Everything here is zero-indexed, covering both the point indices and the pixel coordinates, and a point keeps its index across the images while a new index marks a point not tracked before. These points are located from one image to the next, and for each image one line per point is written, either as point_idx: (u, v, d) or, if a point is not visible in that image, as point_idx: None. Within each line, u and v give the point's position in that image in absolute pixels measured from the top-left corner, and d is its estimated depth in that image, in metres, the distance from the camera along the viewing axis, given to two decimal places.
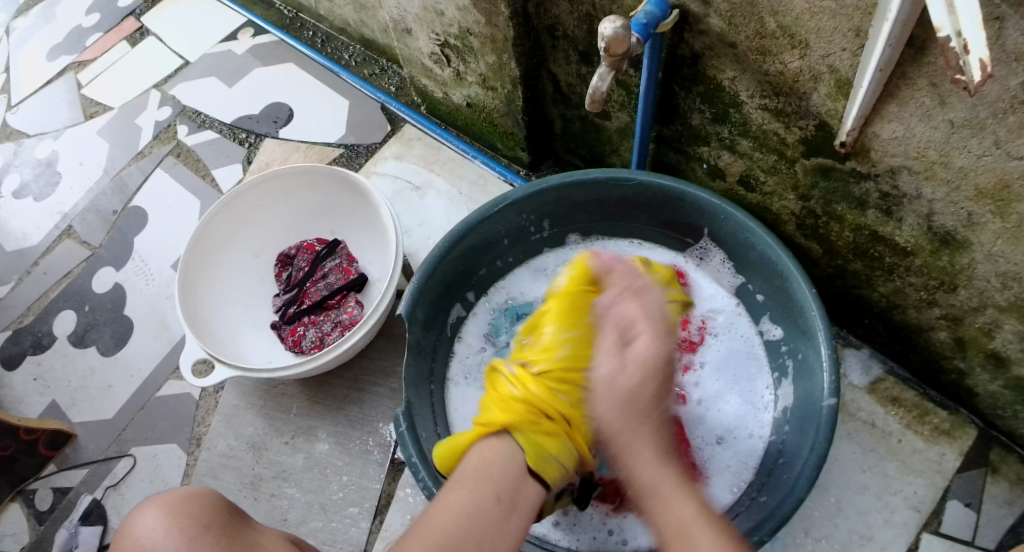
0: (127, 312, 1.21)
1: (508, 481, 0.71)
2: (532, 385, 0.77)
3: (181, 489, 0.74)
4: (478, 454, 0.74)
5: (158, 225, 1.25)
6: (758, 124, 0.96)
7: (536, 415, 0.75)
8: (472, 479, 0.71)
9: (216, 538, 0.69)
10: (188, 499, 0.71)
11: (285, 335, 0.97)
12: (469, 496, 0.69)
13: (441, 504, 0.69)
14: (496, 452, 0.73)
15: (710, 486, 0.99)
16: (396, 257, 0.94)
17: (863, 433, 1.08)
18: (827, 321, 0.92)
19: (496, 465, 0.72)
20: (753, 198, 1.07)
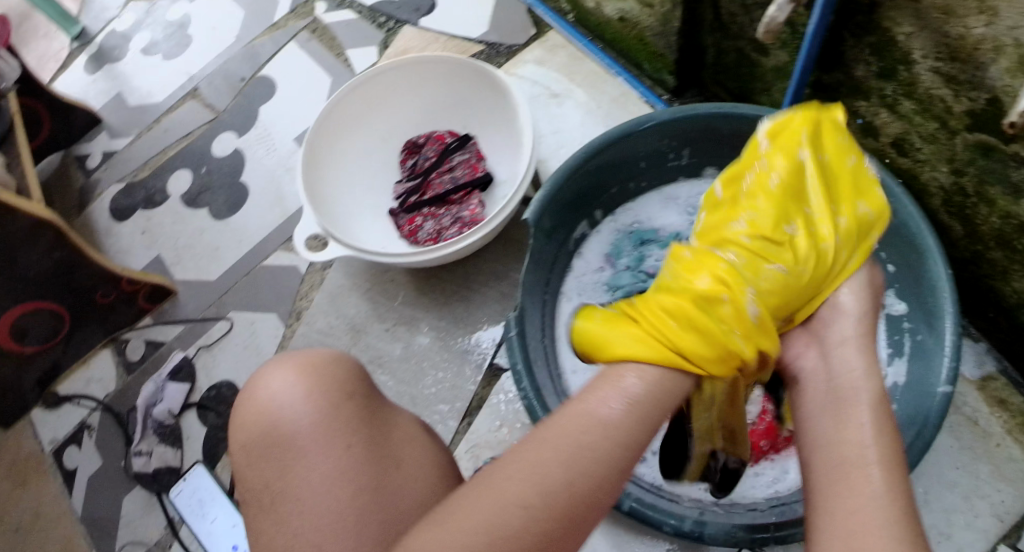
0: (243, 179, 1.23)
1: (650, 434, 0.62)
2: (752, 330, 0.70)
3: (318, 352, 0.74)
4: (642, 377, 0.66)
5: (284, 99, 1.26)
6: (926, 87, 0.89)
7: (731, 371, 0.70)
8: (633, 412, 0.62)
9: (357, 407, 0.69)
10: (329, 363, 0.72)
11: (402, 224, 0.96)
12: (612, 428, 0.61)
13: (584, 409, 0.62)
14: (677, 383, 0.67)
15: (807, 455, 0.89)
16: (528, 168, 0.90)
17: (964, 428, 1.03)
18: (957, 306, 0.89)
19: (658, 405, 0.64)
20: (904, 163, 1.01)
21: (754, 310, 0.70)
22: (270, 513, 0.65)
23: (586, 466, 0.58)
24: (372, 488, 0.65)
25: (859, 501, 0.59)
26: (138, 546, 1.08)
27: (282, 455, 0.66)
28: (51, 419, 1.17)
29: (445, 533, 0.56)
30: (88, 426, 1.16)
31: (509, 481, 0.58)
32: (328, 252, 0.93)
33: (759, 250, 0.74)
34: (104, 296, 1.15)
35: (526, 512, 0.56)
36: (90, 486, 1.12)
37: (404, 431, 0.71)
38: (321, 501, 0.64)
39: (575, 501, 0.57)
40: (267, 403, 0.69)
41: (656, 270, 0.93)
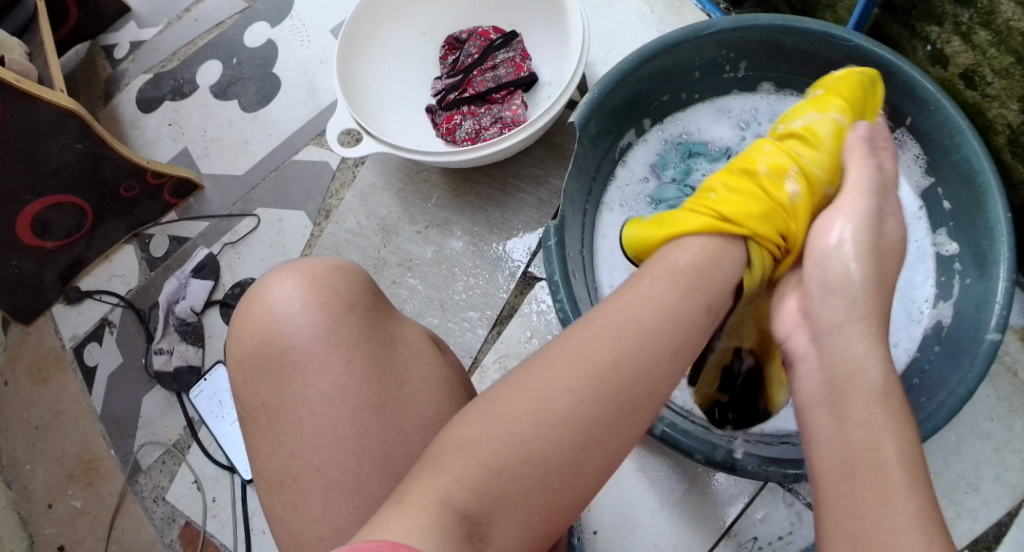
0: (276, 71, 1.19)
1: (702, 316, 0.60)
2: (790, 215, 0.70)
3: (317, 260, 0.68)
4: (694, 247, 0.65)
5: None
6: (1006, 18, 0.84)
7: (776, 236, 0.69)
8: (673, 306, 0.59)
9: (359, 320, 0.65)
10: (329, 270, 0.67)
11: (440, 122, 0.93)
12: (660, 304, 0.59)
13: (631, 295, 0.59)
14: (728, 250, 0.66)
15: None
16: (575, 73, 0.85)
17: (1002, 380, 0.96)
18: (1013, 250, 0.84)
19: (706, 275, 0.63)
20: (971, 97, 0.95)
21: (791, 190, 0.70)
22: (268, 433, 0.63)
23: (631, 350, 0.56)
24: (374, 407, 0.62)
25: (880, 515, 0.51)
26: (157, 446, 1.08)
27: (278, 372, 0.63)
28: (74, 315, 1.17)
29: (494, 419, 0.53)
30: (109, 322, 1.15)
31: (553, 370, 0.55)
32: (358, 151, 0.88)
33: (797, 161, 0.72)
34: (128, 190, 1.13)
35: (573, 397, 0.53)
36: (111, 382, 1.12)
37: (411, 342, 0.67)
38: (319, 421, 0.61)
39: (625, 386, 0.54)
40: (264, 317, 0.64)
41: (702, 185, 0.89)
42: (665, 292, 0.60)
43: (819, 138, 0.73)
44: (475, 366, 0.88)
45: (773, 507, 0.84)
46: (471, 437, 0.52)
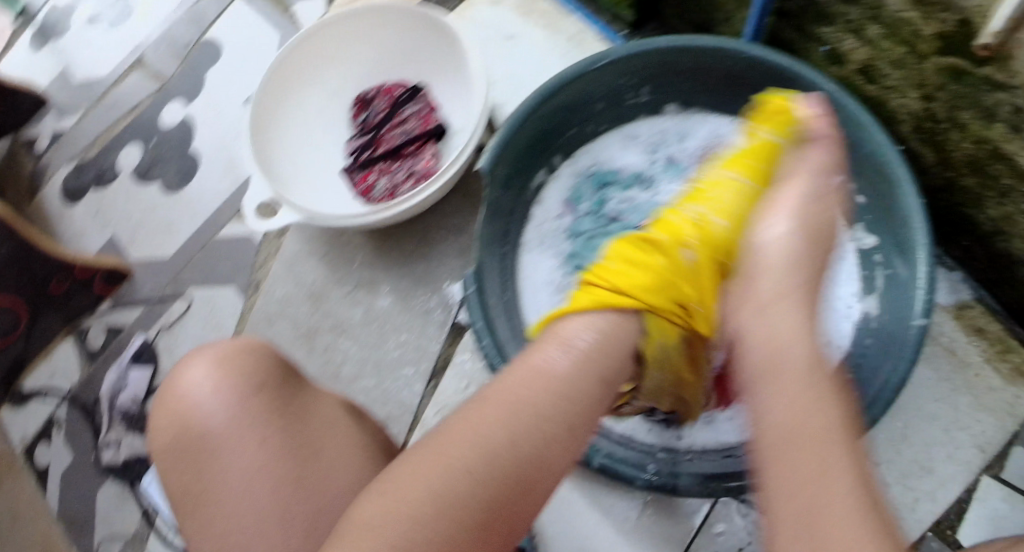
0: (193, 148, 1.18)
1: (600, 389, 0.61)
2: (688, 279, 0.67)
3: (228, 342, 0.68)
4: (589, 327, 0.63)
5: (235, 60, 1.22)
6: (893, 11, 0.86)
7: (674, 300, 0.66)
8: (568, 385, 0.59)
9: (270, 397, 0.64)
10: (237, 352, 0.66)
11: (356, 182, 0.94)
12: (557, 382, 0.59)
13: (530, 368, 0.61)
14: (625, 329, 0.64)
15: None
16: (483, 111, 0.88)
17: (941, 358, 1.07)
18: (930, 235, 0.87)
19: (603, 350, 0.62)
20: (872, 90, 0.99)
21: (689, 256, 0.67)
22: (196, 519, 0.62)
23: (527, 427, 0.57)
24: (294, 480, 0.61)
25: (808, 475, 0.54)
26: (117, 539, 1.05)
27: (197, 460, 0.63)
28: (17, 419, 1.13)
29: (391, 498, 0.55)
30: (57, 420, 1.11)
31: (447, 446, 0.57)
32: (275, 221, 0.89)
33: (709, 226, 0.69)
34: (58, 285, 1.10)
35: (467, 479, 0.55)
36: (65, 481, 1.08)
37: (326, 412, 0.66)
38: (239, 504, 0.60)
39: (519, 463, 0.56)
40: (178, 405, 0.65)
41: (617, 213, 0.90)
42: (562, 363, 0.61)
43: (733, 195, 0.71)
44: (417, 422, 0.88)
45: (730, 519, 0.84)
46: (377, 512, 0.55)
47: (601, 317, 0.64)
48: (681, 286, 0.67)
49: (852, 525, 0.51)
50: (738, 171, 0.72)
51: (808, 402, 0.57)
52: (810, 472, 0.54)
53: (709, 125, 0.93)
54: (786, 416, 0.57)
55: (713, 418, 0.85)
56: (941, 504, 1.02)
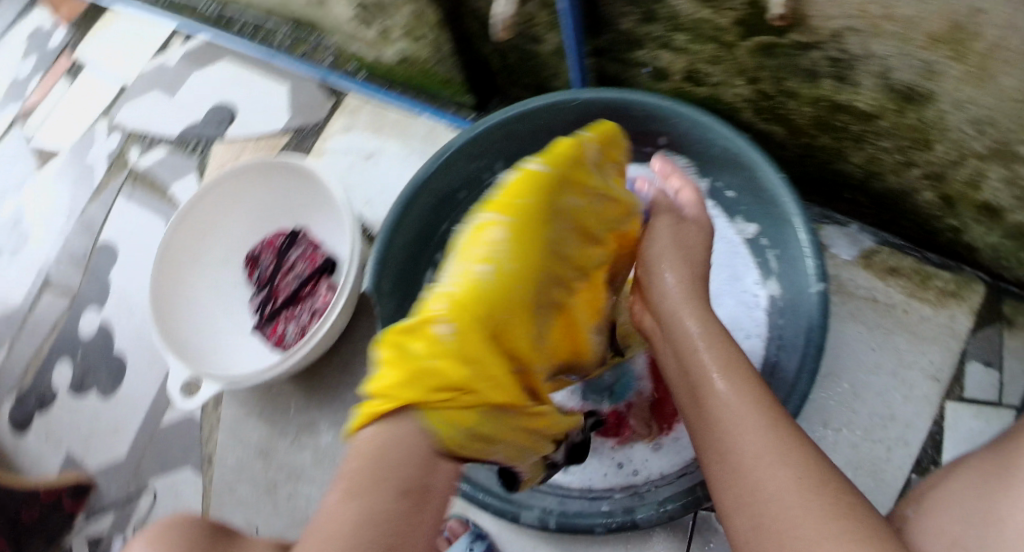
0: (117, 350, 1.23)
1: (395, 496, 0.65)
2: (450, 355, 0.69)
3: (159, 523, 0.80)
4: (373, 439, 0.67)
5: (134, 253, 1.26)
6: (688, 16, 0.91)
7: (445, 387, 0.69)
8: (357, 518, 0.64)
9: None
10: (164, 531, 0.78)
11: (269, 333, 1.12)
12: (344, 516, 0.64)
13: (322, 525, 0.65)
14: (396, 436, 0.67)
15: None
16: (353, 231, 1.02)
17: (867, 310, 1.11)
18: (799, 204, 0.93)
19: (384, 459, 0.66)
20: (703, 91, 1.04)
21: (444, 331, 0.70)
22: None
23: None
24: None
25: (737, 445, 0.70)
26: None
27: None
28: None
29: None
30: None
31: None
32: (201, 397, 1.01)
33: (470, 283, 0.72)
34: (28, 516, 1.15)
35: None
36: None
37: None
38: None
39: None
40: None
41: None
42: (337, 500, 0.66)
43: (489, 254, 0.73)
44: None
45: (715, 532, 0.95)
46: None
47: (399, 422, 0.68)
48: (447, 369, 0.69)
49: (792, 500, 0.64)
50: (492, 217, 0.74)
51: (741, 398, 0.73)
52: (739, 459, 0.69)
53: None
54: (732, 417, 0.72)
55: (660, 442, 1.01)
56: (915, 446, 1.06)
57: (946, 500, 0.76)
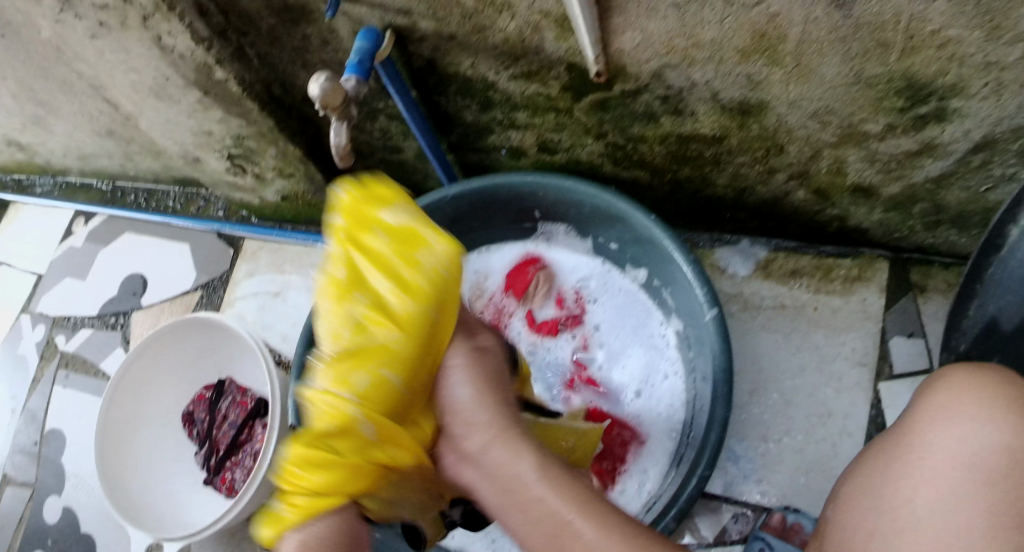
0: (85, 530, 1.20)
1: None
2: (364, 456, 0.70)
3: None
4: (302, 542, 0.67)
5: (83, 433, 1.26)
6: (520, 93, 0.97)
7: (369, 477, 0.71)
8: None
9: None
10: None
11: (218, 484, 1.16)
12: None
13: None
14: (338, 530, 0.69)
15: (649, 444, 1.02)
16: (268, 369, 1.06)
17: (778, 317, 1.13)
18: (675, 239, 0.95)
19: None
20: (561, 158, 1.09)
21: (367, 429, 0.69)
22: None
23: None
24: None
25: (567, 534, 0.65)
26: None
27: None
28: None
29: None
30: None
31: None
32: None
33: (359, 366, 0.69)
34: None
35: None
36: None
37: None
38: None
39: None
40: None
41: None
42: None
43: (388, 349, 0.69)
44: None
45: None
46: None
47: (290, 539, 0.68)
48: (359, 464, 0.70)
49: None
50: (348, 302, 0.70)
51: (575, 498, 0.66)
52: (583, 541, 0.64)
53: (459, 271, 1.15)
54: (562, 516, 0.65)
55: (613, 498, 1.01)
56: (859, 433, 1.06)
57: (856, 494, 0.75)
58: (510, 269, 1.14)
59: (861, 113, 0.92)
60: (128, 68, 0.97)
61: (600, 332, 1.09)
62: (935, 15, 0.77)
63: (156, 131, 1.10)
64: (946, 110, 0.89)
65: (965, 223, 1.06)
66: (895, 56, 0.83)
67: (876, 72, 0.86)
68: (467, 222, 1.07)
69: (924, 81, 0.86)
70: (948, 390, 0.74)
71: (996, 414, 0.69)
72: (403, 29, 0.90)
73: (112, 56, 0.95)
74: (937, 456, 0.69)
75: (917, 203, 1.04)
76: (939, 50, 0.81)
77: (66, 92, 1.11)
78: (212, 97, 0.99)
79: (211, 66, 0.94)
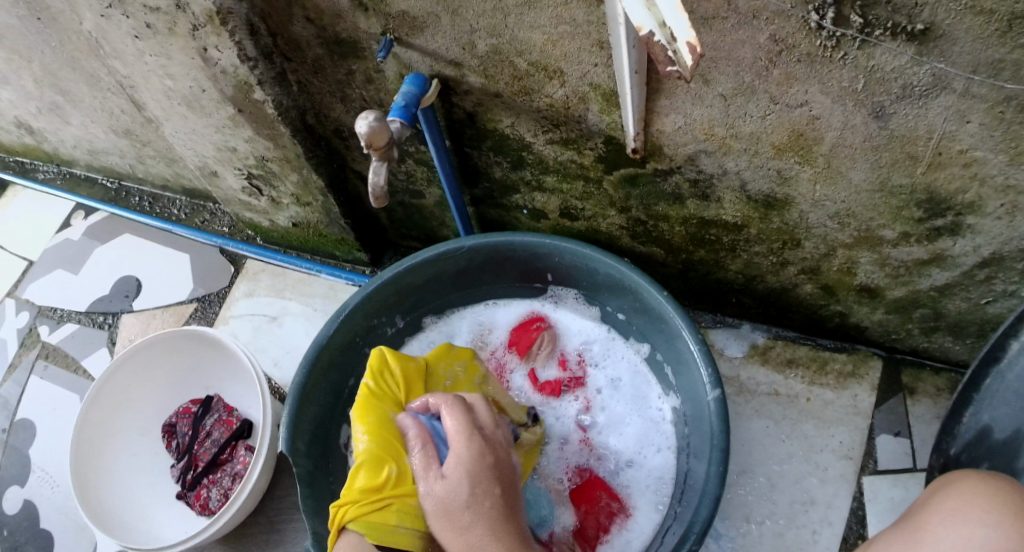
0: (45, 525, 1.16)
1: None
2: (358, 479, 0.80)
3: None
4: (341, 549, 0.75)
5: (54, 427, 1.21)
6: (554, 158, 0.97)
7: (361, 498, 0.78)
8: None
9: None
10: None
11: (192, 502, 1.11)
12: None
13: None
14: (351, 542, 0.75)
15: (635, 517, 1.02)
16: (262, 394, 1.04)
17: (771, 404, 1.15)
18: (685, 317, 0.96)
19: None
20: (581, 225, 1.10)
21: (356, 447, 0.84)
22: None
23: None
24: None
25: None
26: None
27: None
28: None
29: None
30: None
31: None
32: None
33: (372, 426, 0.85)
34: None
35: None
36: None
37: None
38: None
39: None
40: None
41: None
42: None
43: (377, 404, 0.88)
44: None
45: None
46: None
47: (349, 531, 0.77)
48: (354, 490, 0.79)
49: None
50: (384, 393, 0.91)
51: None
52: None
53: (467, 318, 1.15)
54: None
55: None
56: (839, 525, 1.08)
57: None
58: (515, 325, 1.14)
59: (880, 220, 0.94)
60: (164, 73, 0.93)
61: (599, 397, 1.10)
62: (965, 137, 0.79)
63: (178, 139, 1.05)
64: (960, 226, 0.91)
65: (961, 332, 1.08)
66: (921, 169, 0.85)
67: (901, 183, 0.88)
68: (479, 270, 1.07)
69: (944, 196, 0.87)
70: (959, 496, 0.77)
71: (1006, 522, 0.72)
72: (450, 79, 0.90)
73: (151, 59, 0.92)
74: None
75: (918, 307, 1.07)
76: (963, 168, 0.83)
77: (91, 85, 1.09)
78: (245, 115, 0.97)
79: (251, 86, 0.92)
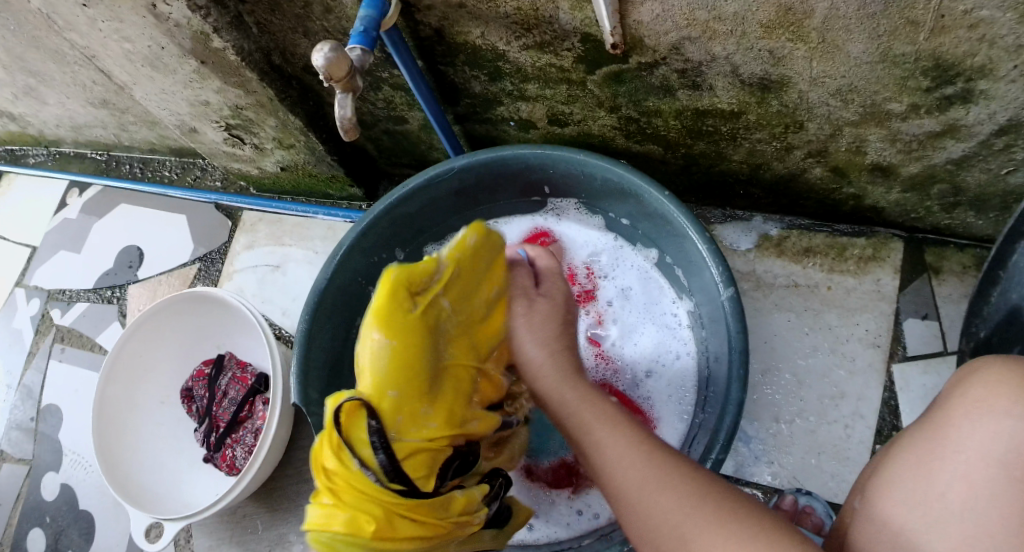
0: (83, 506, 1.17)
1: None
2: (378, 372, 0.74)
3: None
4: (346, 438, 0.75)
5: (79, 408, 1.22)
6: (531, 65, 0.94)
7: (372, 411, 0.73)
8: None
9: None
10: None
11: (219, 463, 1.12)
12: None
13: None
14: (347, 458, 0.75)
15: (660, 428, 1.00)
16: (268, 346, 1.03)
17: (790, 297, 1.12)
18: (688, 214, 0.92)
19: None
20: (572, 130, 1.07)
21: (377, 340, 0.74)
22: None
23: None
24: None
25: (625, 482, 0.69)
26: None
27: None
28: None
29: None
30: None
31: None
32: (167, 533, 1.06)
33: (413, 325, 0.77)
34: None
35: None
36: None
37: None
38: None
39: None
40: None
41: None
42: None
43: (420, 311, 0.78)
44: None
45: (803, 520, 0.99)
46: None
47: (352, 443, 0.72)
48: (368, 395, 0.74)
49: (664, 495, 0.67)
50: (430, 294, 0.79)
51: (636, 450, 0.71)
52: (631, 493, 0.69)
53: None
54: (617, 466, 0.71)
55: None
56: (872, 416, 1.05)
57: (882, 487, 0.72)
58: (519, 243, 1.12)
59: (885, 93, 0.89)
60: (121, 37, 0.91)
61: (612, 308, 1.08)
62: None
63: (151, 101, 1.04)
64: (973, 92, 0.85)
65: (983, 206, 1.02)
66: (924, 35, 0.80)
67: (904, 51, 0.83)
68: (474, 192, 1.04)
69: (952, 62, 0.82)
70: (984, 385, 0.70)
71: None
72: None
73: (106, 25, 0.90)
74: (971, 456, 0.67)
75: (935, 184, 1.01)
76: (970, 30, 0.78)
77: (58, 61, 1.07)
78: (210, 66, 0.94)
79: (208, 35, 0.89)
